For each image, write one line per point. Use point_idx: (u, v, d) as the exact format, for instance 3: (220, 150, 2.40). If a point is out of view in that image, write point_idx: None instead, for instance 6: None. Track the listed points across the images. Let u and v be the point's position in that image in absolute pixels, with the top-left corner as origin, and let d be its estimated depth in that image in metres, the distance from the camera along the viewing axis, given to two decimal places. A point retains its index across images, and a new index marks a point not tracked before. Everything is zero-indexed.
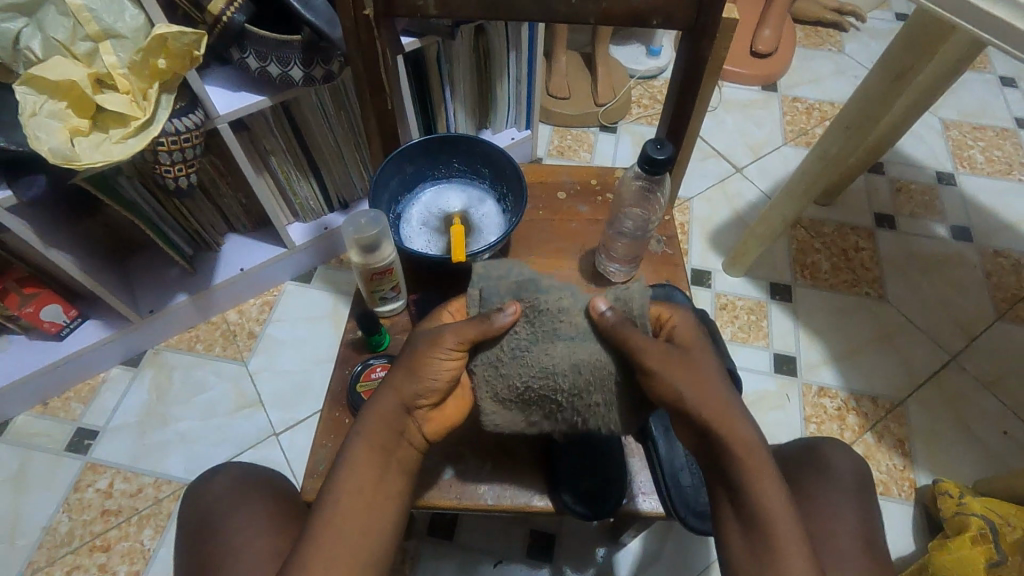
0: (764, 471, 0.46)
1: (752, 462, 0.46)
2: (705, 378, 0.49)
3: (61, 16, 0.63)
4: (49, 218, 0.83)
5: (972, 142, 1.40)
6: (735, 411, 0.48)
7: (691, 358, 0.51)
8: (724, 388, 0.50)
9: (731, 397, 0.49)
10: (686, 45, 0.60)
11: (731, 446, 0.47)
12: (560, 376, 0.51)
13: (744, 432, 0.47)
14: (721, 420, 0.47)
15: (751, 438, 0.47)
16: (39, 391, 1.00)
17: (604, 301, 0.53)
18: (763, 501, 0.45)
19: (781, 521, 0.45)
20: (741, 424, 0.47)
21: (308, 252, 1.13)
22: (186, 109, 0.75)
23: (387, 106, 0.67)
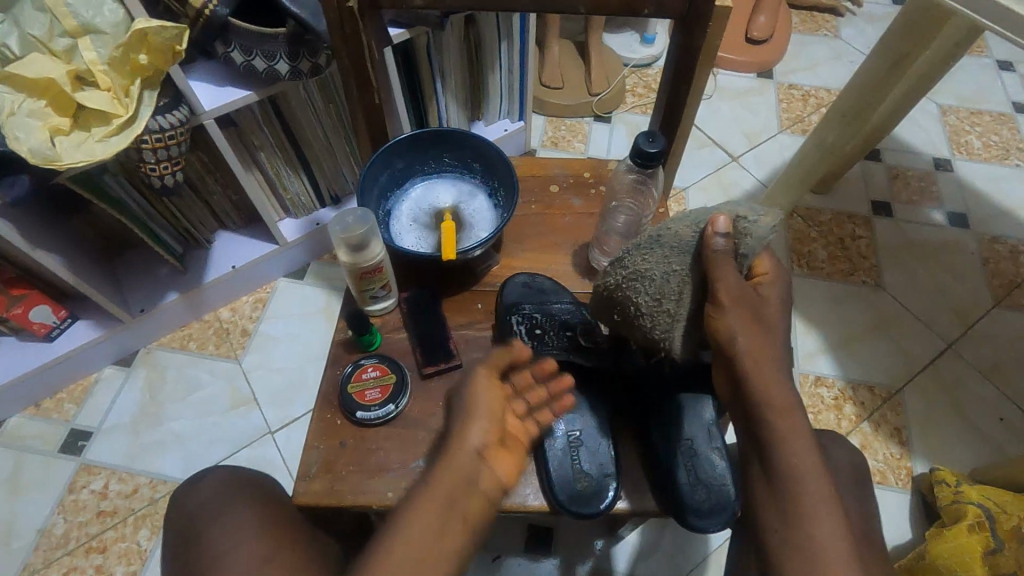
0: (796, 435, 0.46)
1: (787, 426, 0.46)
2: (771, 351, 0.48)
3: (38, 12, 0.62)
4: (33, 218, 0.82)
5: (969, 127, 1.39)
6: (790, 393, 0.47)
7: (758, 313, 0.49)
8: (776, 353, 0.49)
9: (780, 360, 0.48)
10: (680, 34, 0.59)
11: (768, 410, 0.46)
12: (646, 282, 0.54)
13: (783, 396, 0.46)
14: (774, 401, 0.46)
15: (800, 421, 0.46)
16: (30, 393, 0.99)
17: (723, 223, 0.50)
18: (795, 466, 0.45)
19: (810, 486, 0.44)
20: (782, 388, 0.47)
21: (298, 248, 1.11)
22: (171, 105, 0.74)
23: (375, 101, 0.66)
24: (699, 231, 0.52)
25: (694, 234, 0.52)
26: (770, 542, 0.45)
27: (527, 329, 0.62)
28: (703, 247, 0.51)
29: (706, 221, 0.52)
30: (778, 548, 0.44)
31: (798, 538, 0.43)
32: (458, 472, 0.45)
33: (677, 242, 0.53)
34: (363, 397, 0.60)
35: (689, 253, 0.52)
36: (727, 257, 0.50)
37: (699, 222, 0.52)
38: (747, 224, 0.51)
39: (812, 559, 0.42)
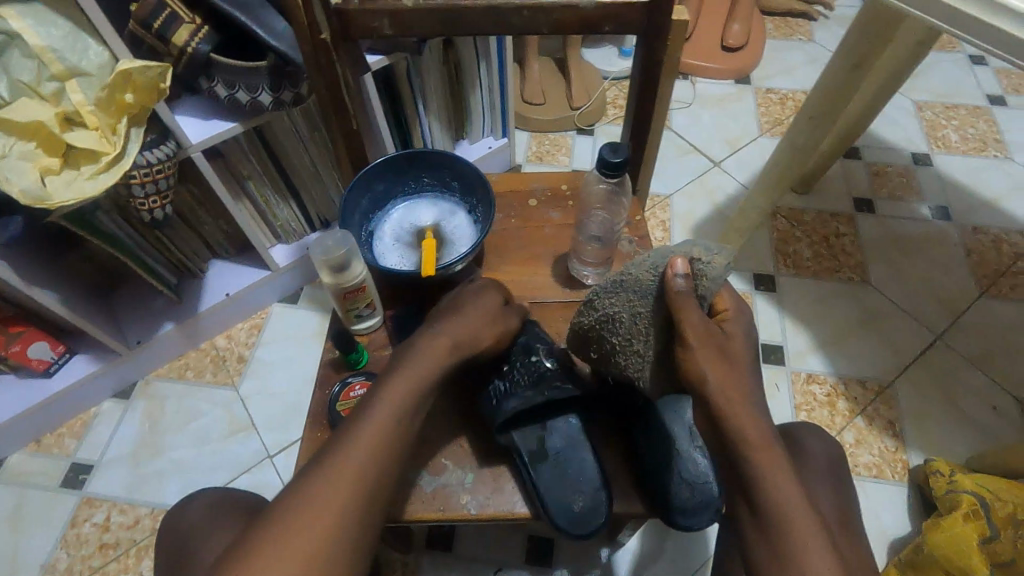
0: (769, 454, 0.47)
1: (766, 463, 0.47)
2: (742, 386, 0.49)
3: (25, 59, 0.64)
4: (31, 257, 0.84)
5: (945, 122, 1.41)
6: (764, 425, 0.48)
7: (724, 353, 0.50)
8: (746, 385, 0.50)
9: (748, 385, 0.50)
10: (642, 49, 0.61)
11: (746, 446, 0.47)
12: (616, 325, 0.57)
13: (759, 433, 0.47)
14: (750, 436, 0.47)
15: (776, 451, 0.47)
16: (30, 429, 1.00)
17: (679, 269, 0.51)
18: (778, 497, 0.46)
19: (788, 500, 0.46)
20: (754, 417, 0.49)
21: (290, 274, 1.13)
22: (157, 140, 0.76)
23: (353, 127, 0.67)
24: (658, 274, 0.53)
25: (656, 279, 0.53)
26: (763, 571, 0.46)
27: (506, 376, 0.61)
28: (665, 289, 0.52)
29: (664, 263, 0.53)
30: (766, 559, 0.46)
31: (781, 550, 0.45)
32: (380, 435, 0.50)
33: (639, 286, 0.54)
34: None
35: (652, 297, 0.53)
36: (689, 300, 0.51)
37: (660, 266, 0.53)
38: (702, 265, 0.52)
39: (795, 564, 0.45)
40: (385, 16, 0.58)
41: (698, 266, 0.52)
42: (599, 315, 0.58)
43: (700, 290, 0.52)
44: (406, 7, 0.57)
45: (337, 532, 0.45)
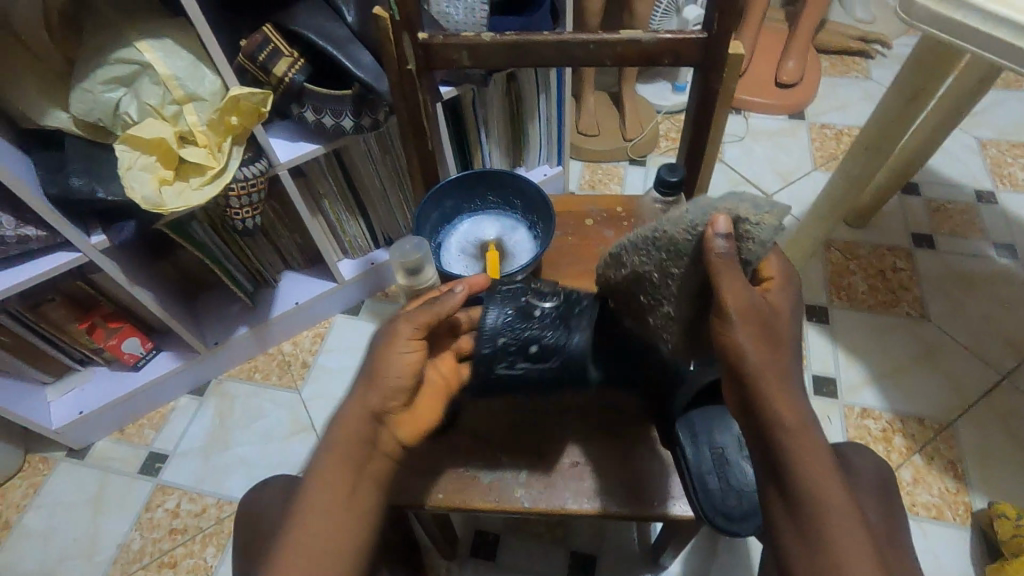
0: (799, 425, 0.46)
1: (801, 445, 0.45)
2: (783, 366, 0.47)
3: (154, 85, 0.74)
4: (135, 259, 0.95)
5: (1011, 159, 1.38)
6: (803, 408, 0.46)
7: (757, 328, 0.48)
8: (788, 361, 0.48)
9: (782, 359, 0.48)
10: (698, 79, 0.65)
11: (782, 426, 0.45)
12: (646, 282, 0.53)
13: (795, 415, 0.46)
14: (785, 416, 0.45)
15: (816, 436, 0.45)
16: (117, 418, 1.09)
17: (723, 234, 0.45)
18: (814, 488, 0.44)
19: (820, 475, 0.44)
20: (787, 392, 0.47)
21: (355, 286, 1.21)
22: (254, 158, 0.85)
23: (428, 148, 0.74)
24: (695, 235, 0.46)
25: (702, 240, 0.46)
26: (794, 566, 0.44)
27: (526, 359, 0.61)
28: (704, 252, 0.46)
29: (703, 221, 0.46)
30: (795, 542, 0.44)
31: (814, 526, 0.43)
32: (356, 437, 0.51)
33: (674, 245, 0.49)
34: None
35: (688, 259, 0.47)
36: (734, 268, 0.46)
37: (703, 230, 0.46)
38: (750, 225, 0.45)
39: (825, 538, 0.43)
40: (464, 49, 0.64)
41: (744, 225, 0.45)
42: (628, 273, 0.54)
43: (745, 249, 0.46)
44: (483, 41, 0.63)
45: (340, 529, 0.49)
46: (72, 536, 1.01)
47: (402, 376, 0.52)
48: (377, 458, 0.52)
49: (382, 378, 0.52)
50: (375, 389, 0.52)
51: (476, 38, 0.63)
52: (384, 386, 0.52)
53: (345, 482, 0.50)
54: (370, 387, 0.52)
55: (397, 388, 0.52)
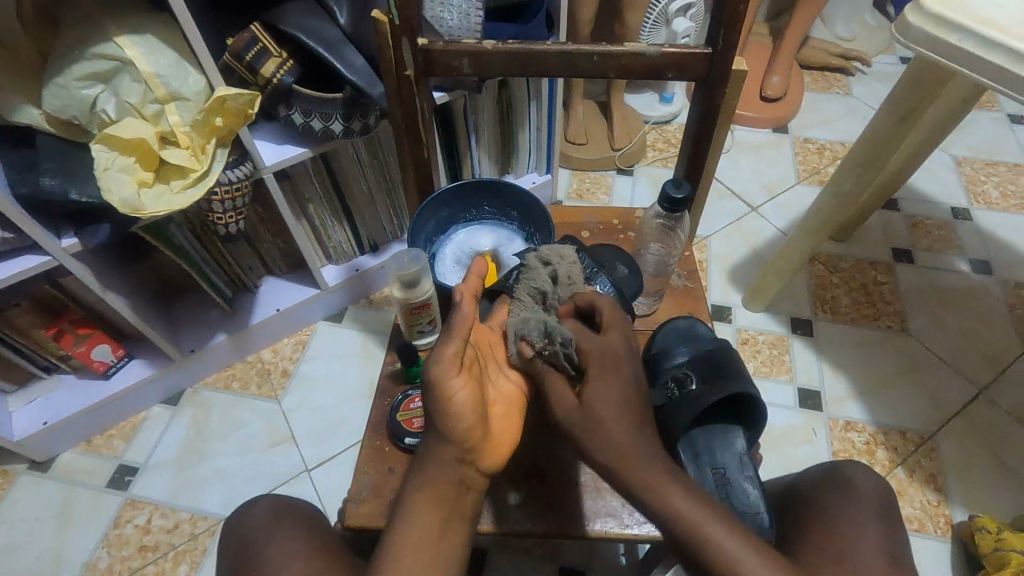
0: (671, 487, 0.47)
1: (655, 485, 0.48)
2: (619, 421, 0.51)
3: (134, 82, 0.71)
4: (107, 263, 0.90)
5: (985, 178, 1.43)
6: (648, 449, 0.50)
7: (589, 416, 0.52)
8: (626, 411, 0.52)
9: (631, 428, 0.51)
10: (700, 94, 0.65)
11: (640, 485, 0.48)
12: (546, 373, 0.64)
13: (638, 459, 0.49)
14: (633, 466, 0.49)
15: (664, 473, 0.48)
16: (84, 428, 1.04)
17: (527, 347, 0.58)
18: (696, 531, 0.45)
19: (715, 532, 0.45)
20: (652, 455, 0.50)
21: (339, 293, 1.18)
22: (238, 161, 0.82)
23: (424, 156, 0.72)
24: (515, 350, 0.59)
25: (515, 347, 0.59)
26: None
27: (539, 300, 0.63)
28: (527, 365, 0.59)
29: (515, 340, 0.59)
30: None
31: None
32: (438, 487, 0.49)
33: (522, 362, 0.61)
34: (410, 425, 0.64)
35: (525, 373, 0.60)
36: (544, 366, 0.58)
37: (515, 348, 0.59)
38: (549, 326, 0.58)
39: None
40: (465, 57, 0.63)
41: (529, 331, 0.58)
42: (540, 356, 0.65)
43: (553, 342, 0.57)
44: (485, 48, 0.62)
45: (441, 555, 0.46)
46: (33, 553, 0.96)
47: (465, 404, 0.49)
48: (471, 493, 0.50)
49: (446, 414, 0.49)
50: (443, 427, 0.49)
51: (478, 45, 0.61)
52: (454, 437, 0.49)
53: (435, 527, 0.47)
54: (437, 426, 0.50)
55: (466, 419, 0.49)
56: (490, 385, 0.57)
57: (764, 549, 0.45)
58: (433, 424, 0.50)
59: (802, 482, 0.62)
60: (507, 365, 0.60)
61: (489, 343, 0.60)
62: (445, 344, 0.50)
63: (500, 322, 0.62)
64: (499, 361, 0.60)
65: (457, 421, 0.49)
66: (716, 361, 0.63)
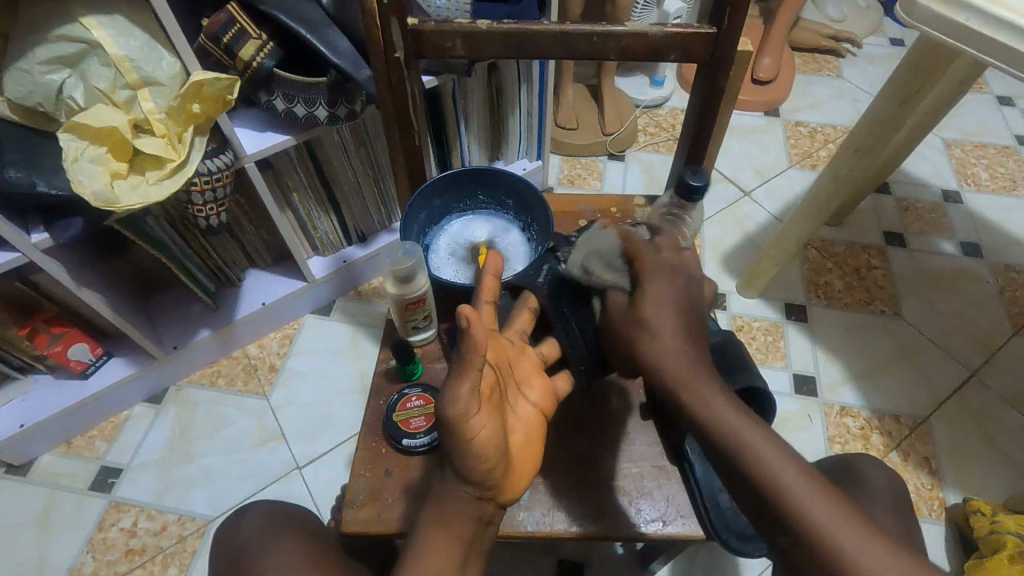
0: (714, 402, 0.46)
1: (700, 395, 0.46)
2: (666, 329, 0.49)
3: (104, 67, 0.67)
4: (81, 259, 0.86)
5: (975, 160, 1.42)
6: (698, 363, 0.48)
7: (635, 318, 0.50)
8: (676, 315, 0.50)
9: (679, 337, 0.49)
10: (702, 77, 0.63)
11: (687, 396, 0.47)
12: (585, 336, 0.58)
13: (686, 365, 0.48)
14: (679, 377, 0.47)
15: (710, 390, 0.46)
16: (63, 430, 1.00)
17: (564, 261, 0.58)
18: (744, 444, 0.44)
19: (754, 441, 0.44)
20: (699, 369, 0.48)
21: (326, 285, 1.14)
22: (218, 150, 0.78)
23: (415, 143, 0.69)
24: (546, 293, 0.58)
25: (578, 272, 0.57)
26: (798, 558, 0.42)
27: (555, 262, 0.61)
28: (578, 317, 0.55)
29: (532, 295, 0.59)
30: (769, 524, 0.43)
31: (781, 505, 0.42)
32: (452, 526, 0.47)
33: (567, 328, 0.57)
34: (408, 426, 0.62)
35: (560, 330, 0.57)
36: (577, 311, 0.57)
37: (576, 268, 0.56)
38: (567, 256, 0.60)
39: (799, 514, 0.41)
40: (459, 38, 0.60)
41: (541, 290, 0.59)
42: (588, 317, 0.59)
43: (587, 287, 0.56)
44: (480, 29, 0.59)
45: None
46: (14, 560, 0.93)
47: (485, 449, 0.44)
48: (489, 526, 0.49)
49: (465, 455, 0.44)
50: (462, 466, 0.45)
51: (472, 25, 0.58)
52: (472, 478, 0.45)
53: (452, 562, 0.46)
54: (455, 464, 0.45)
55: (486, 461, 0.44)
56: (512, 410, 0.50)
57: (809, 469, 0.43)
58: (453, 460, 0.45)
59: None
60: (531, 386, 0.54)
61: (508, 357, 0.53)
62: (460, 384, 0.42)
63: (520, 330, 0.58)
64: (521, 378, 0.53)
65: (477, 462, 0.44)
66: (725, 357, 0.64)
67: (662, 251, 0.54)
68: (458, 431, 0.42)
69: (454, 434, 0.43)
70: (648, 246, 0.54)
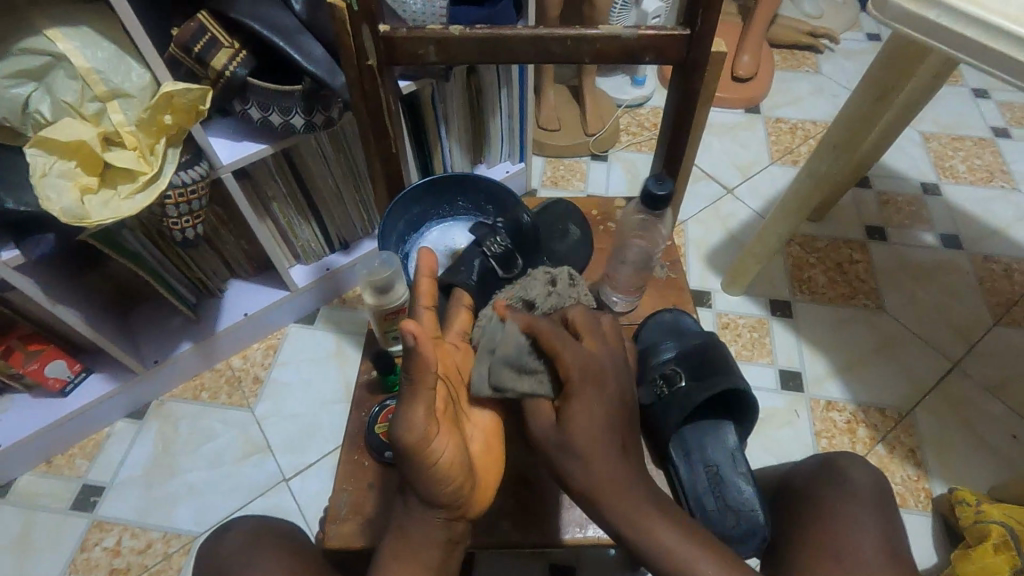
0: (656, 524, 0.46)
1: (637, 514, 0.46)
2: (599, 459, 0.47)
3: (70, 79, 0.65)
4: (54, 275, 0.84)
5: (952, 152, 1.44)
6: (630, 476, 0.48)
7: (569, 446, 0.48)
8: (603, 433, 0.48)
9: (615, 454, 0.48)
10: (678, 77, 0.62)
11: (619, 517, 0.46)
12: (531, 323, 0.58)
13: (616, 477, 0.47)
14: (607, 496, 0.47)
15: (641, 503, 0.47)
16: (42, 450, 0.98)
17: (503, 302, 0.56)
18: (676, 559, 0.45)
19: (694, 559, 0.45)
20: (633, 486, 0.47)
21: (310, 294, 1.13)
22: (191, 161, 0.77)
23: (392, 150, 0.68)
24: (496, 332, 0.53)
25: (485, 382, 0.51)
26: None
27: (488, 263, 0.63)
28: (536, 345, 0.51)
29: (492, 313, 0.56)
30: None
31: None
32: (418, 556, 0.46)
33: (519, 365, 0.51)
34: (389, 437, 0.61)
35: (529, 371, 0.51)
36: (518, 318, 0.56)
37: (485, 388, 0.51)
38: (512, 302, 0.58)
39: None
40: (432, 43, 0.59)
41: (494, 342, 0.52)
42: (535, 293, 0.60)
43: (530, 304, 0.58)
44: (452, 35, 0.58)
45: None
46: None
47: (448, 469, 0.44)
48: (461, 541, 0.49)
49: (428, 480, 0.44)
50: (425, 493, 0.44)
51: (444, 31, 0.58)
52: (441, 503, 0.45)
53: None
54: (418, 491, 0.44)
55: (451, 481, 0.44)
56: (464, 415, 0.52)
57: (745, 571, 0.46)
58: (418, 491, 0.44)
59: (796, 473, 0.63)
60: (480, 387, 0.55)
61: (457, 363, 0.54)
62: (412, 408, 0.42)
63: (460, 329, 0.57)
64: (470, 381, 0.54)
65: (442, 486, 0.44)
66: (706, 357, 0.65)
67: (582, 341, 0.52)
68: (418, 456, 0.42)
69: (414, 465, 0.42)
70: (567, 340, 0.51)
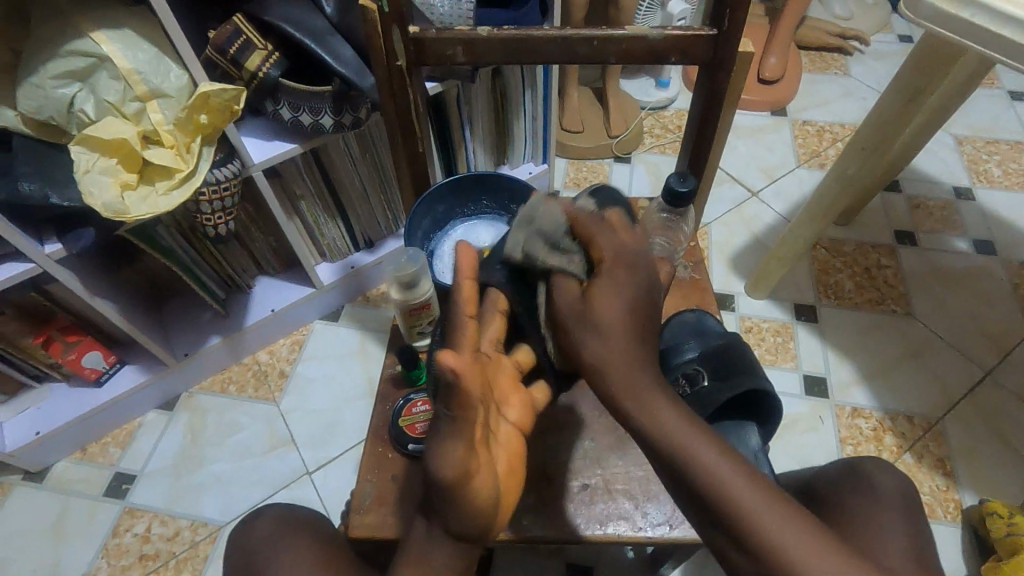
0: (659, 404, 0.45)
1: (639, 392, 0.45)
2: (620, 334, 0.47)
3: (113, 80, 0.68)
4: (93, 268, 0.87)
5: (987, 156, 1.41)
6: (641, 364, 0.46)
7: (585, 314, 0.48)
8: (625, 309, 0.47)
9: (637, 340, 0.47)
10: (703, 77, 0.63)
11: (620, 388, 0.46)
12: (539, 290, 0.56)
13: (631, 356, 0.46)
14: (611, 365, 0.46)
15: (650, 388, 0.45)
16: (77, 437, 1.02)
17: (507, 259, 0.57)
18: (676, 444, 0.44)
19: (702, 453, 0.43)
20: (641, 367, 0.46)
21: (334, 292, 1.15)
22: (225, 159, 0.79)
23: (418, 149, 0.70)
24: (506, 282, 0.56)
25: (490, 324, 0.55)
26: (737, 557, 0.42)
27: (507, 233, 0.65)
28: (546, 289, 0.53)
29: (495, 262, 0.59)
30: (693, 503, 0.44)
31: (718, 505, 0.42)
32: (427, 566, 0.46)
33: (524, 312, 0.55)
34: (413, 430, 0.62)
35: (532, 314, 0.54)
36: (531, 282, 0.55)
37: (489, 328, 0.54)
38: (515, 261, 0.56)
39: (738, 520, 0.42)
40: (459, 45, 0.60)
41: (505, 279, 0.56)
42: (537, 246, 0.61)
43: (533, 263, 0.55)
44: (479, 36, 0.59)
45: None
46: (30, 568, 0.94)
47: (485, 499, 0.44)
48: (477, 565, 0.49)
49: (461, 513, 0.44)
50: (455, 521, 0.44)
51: (471, 32, 0.59)
52: (468, 533, 0.45)
53: None
54: (447, 522, 0.45)
55: (483, 515, 0.44)
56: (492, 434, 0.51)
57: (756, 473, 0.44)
58: (448, 522, 0.44)
59: (820, 476, 0.63)
60: None
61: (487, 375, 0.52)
62: (449, 439, 0.41)
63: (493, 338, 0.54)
64: (498, 396, 0.50)
65: (471, 519, 0.44)
66: (730, 358, 0.63)
67: (616, 231, 0.51)
68: (460, 486, 0.42)
69: (450, 497, 0.42)
70: (587, 262, 0.50)
